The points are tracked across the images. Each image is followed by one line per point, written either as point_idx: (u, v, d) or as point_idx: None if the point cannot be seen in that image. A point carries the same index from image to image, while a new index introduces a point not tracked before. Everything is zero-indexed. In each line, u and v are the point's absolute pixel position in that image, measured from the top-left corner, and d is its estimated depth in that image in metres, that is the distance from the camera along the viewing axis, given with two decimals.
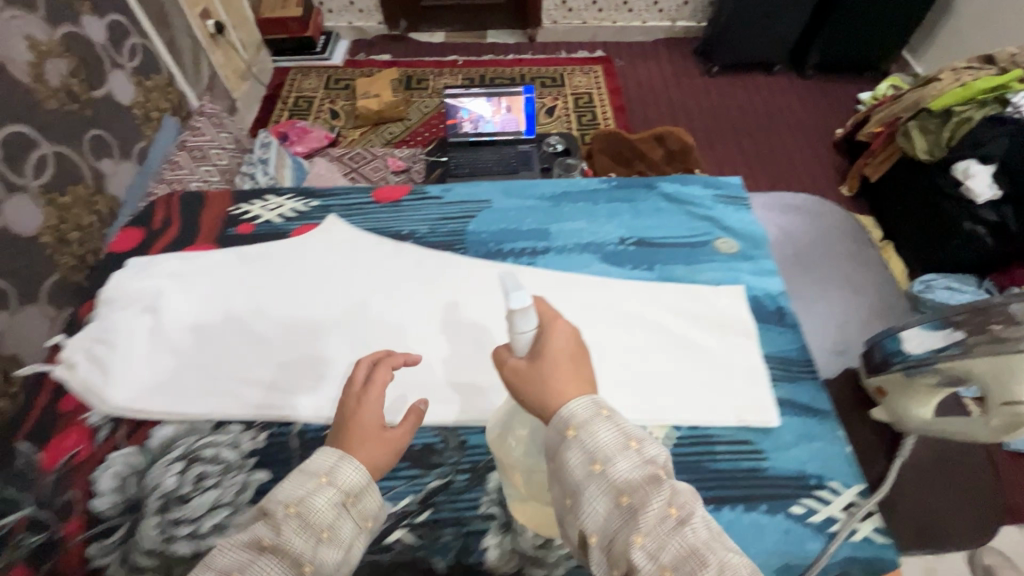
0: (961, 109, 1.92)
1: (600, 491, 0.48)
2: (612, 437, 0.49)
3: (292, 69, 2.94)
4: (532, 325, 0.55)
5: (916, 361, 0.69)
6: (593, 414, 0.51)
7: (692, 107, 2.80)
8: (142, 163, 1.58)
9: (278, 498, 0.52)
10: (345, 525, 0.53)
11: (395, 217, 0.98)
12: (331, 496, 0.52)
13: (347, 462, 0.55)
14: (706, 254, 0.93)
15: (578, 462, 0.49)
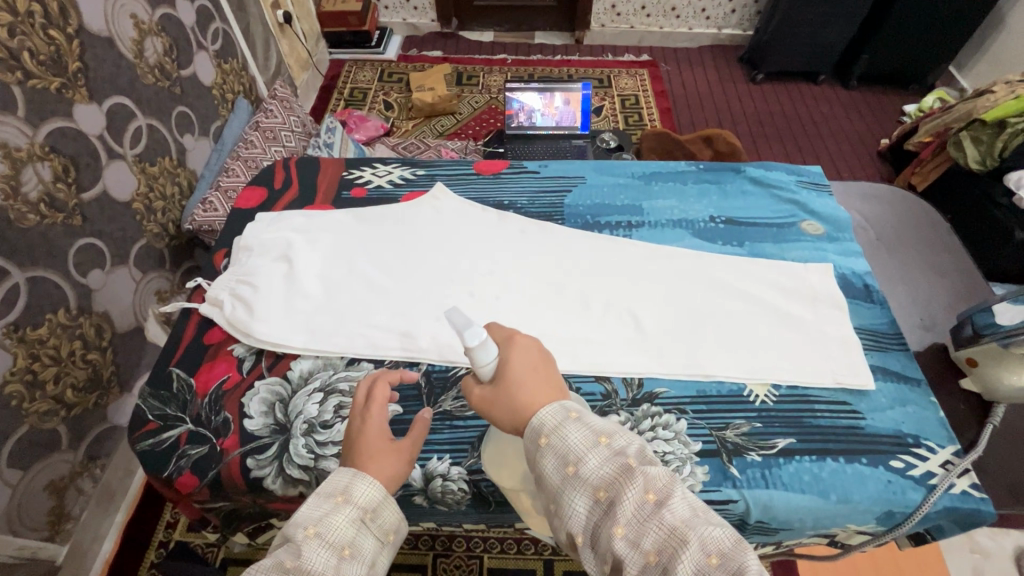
0: (1016, 121, 1.94)
1: (577, 493, 0.51)
2: (580, 437, 0.53)
3: (348, 61, 3.05)
4: (491, 355, 0.58)
5: (1009, 330, 0.74)
6: (562, 418, 0.54)
7: (737, 112, 2.85)
8: (217, 142, 1.65)
9: (296, 521, 0.56)
10: (365, 540, 0.58)
11: (497, 188, 1.05)
12: (348, 514, 0.58)
13: (358, 479, 0.61)
14: (793, 234, 0.98)
15: (553, 468, 0.52)
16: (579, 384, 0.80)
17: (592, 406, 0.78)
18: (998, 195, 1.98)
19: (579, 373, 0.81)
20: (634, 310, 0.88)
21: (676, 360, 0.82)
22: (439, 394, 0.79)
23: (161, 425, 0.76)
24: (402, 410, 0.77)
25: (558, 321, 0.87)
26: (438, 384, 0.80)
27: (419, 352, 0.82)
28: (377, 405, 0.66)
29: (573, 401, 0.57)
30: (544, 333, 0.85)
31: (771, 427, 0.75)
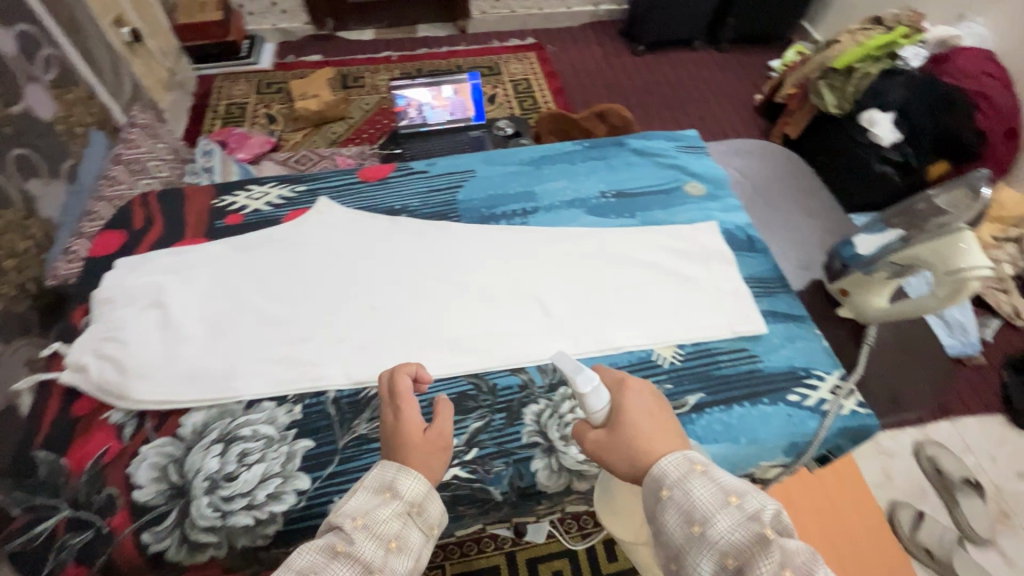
0: (862, 65, 2.21)
1: (703, 556, 0.45)
2: (709, 493, 0.47)
3: (218, 76, 2.83)
4: (603, 400, 0.57)
5: (870, 259, 0.82)
6: (686, 471, 0.50)
7: (624, 85, 2.95)
8: (74, 181, 1.46)
9: (346, 512, 0.54)
10: (412, 534, 0.55)
11: (386, 193, 1.01)
12: (395, 508, 0.55)
13: (405, 474, 0.57)
14: (680, 198, 1.03)
15: (677, 525, 0.48)
16: (495, 381, 0.79)
17: (511, 399, 0.77)
18: (856, 134, 2.17)
19: (494, 369, 0.80)
20: (540, 296, 0.88)
21: (587, 338, 0.83)
22: (351, 419, 0.75)
23: (30, 518, 0.67)
24: (314, 445, 0.72)
25: (467, 320, 0.85)
26: (349, 410, 0.76)
27: (324, 380, 0.77)
28: (404, 397, 0.63)
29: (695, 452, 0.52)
30: (454, 334, 0.83)
31: (681, 387, 0.78)
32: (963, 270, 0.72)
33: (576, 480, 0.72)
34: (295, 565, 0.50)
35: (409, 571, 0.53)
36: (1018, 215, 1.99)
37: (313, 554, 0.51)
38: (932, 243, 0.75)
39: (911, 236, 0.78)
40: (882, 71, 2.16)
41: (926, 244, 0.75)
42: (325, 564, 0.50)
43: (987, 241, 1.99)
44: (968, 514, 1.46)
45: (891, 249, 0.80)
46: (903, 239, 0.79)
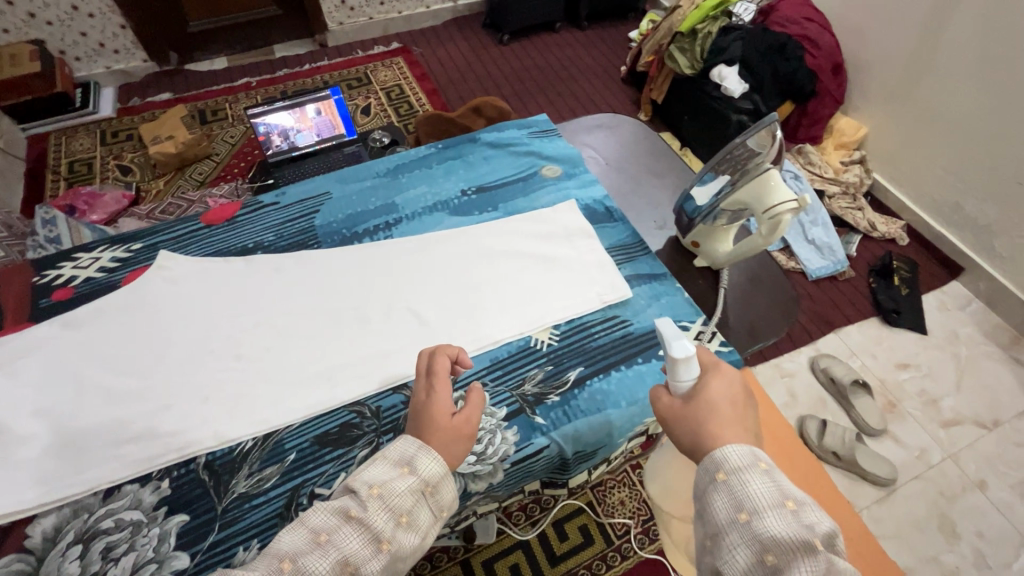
0: (703, 26, 2.35)
1: (741, 543, 0.45)
2: (768, 491, 0.47)
3: (52, 133, 2.54)
4: (692, 372, 0.57)
5: (705, 210, 0.87)
6: (750, 464, 0.49)
7: (496, 76, 2.97)
8: None
9: (364, 478, 0.56)
10: (423, 513, 0.57)
11: (236, 233, 0.95)
12: (411, 483, 0.57)
13: (425, 451, 0.59)
14: (539, 183, 1.05)
15: (724, 509, 0.47)
16: (378, 404, 0.77)
17: (396, 418, 0.75)
18: (709, 89, 2.31)
19: (376, 392, 0.78)
20: (414, 308, 0.86)
21: (465, 340, 0.82)
22: (229, 480, 0.70)
23: None
24: (189, 518, 0.67)
25: (342, 348, 0.82)
26: (224, 470, 0.70)
27: (191, 447, 0.71)
28: (439, 377, 0.65)
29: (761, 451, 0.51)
30: (330, 365, 0.80)
31: (562, 365, 0.81)
32: (775, 209, 0.80)
33: (471, 483, 0.71)
34: (311, 521, 0.54)
35: (414, 548, 0.55)
36: (857, 139, 2.23)
37: (326, 514, 0.54)
38: (751, 185, 0.82)
39: (734, 181, 0.84)
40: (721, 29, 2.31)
41: (748, 185, 0.82)
42: (339, 527, 0.53)
43: (837, 166, 2.23)
44: (862, 412, 1.63)
45: (721, 196, 0.85)
46: (729, 185, 0.85)
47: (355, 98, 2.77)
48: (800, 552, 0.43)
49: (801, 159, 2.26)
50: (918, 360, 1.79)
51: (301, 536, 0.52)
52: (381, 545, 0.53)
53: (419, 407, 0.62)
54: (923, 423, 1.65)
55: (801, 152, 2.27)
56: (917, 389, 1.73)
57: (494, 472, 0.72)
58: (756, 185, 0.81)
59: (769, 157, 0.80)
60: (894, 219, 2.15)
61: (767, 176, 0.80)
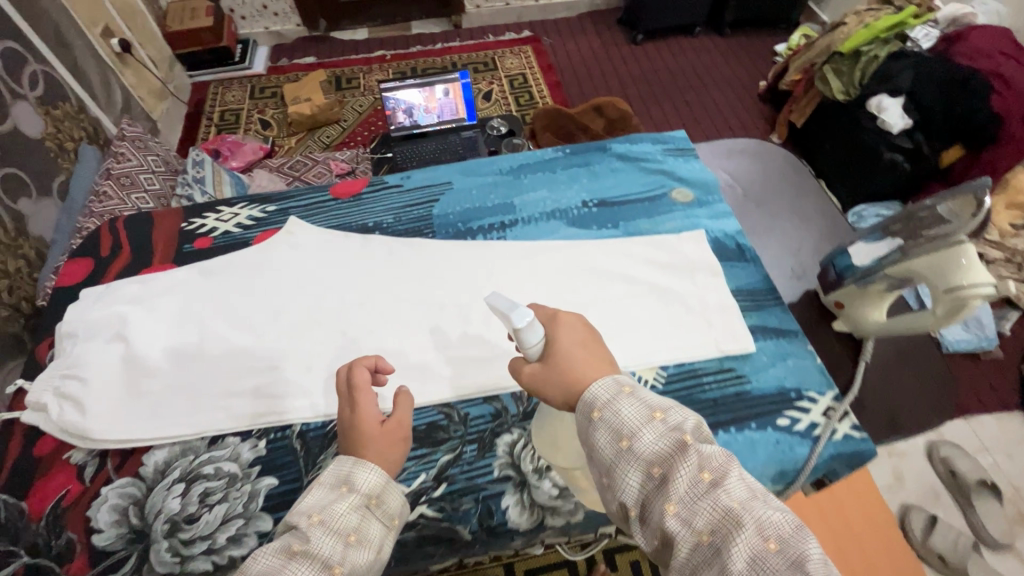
0: (868, 49, 2.10)
1: (630, 469, 0.47)
2: (635, 411, 0.49)
3: (212, 82, 2.82)
4: (538, 335, 0.56)
5: (865, 270, 0.78)
6: (615, 392, 0.51)
7: (623, 76, 2.87)
8: (65, 199, 1.75)
9: (300, 511, 0.54)
10: (372, 526, 0.55)
11: (359, 210, 0.97)
12: (351, 501, 0.55)
13: (359, 468, 0.57)
14: (665, 206, 0.98)
15: (607, 443, 0.49)
16: (468, 410, 0.76)
17: (483, 430, 0.74)
18: (864, 119, 2.09)
19: (467, 398, 0.77)
20: None
21: None
22: (317, 455, 0.72)
23: None
24: (278, 482, 0.70)
25: (441, 345, 0.82)
26: (315, 443, 0.73)
27: (289, 414, 0.75)
28: (361, 389, 0.63)
29: (620, 376, 0.53)
30: (427, 360, 0.80)
31: None
32: (961, 289, 0.68)
33: (549, 517, 0.68)
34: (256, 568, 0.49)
35: (368, 563, 0.53)
36: None
37: (266, 560, 0.50)
38: (929, 258, 0.71)
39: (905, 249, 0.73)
40: (890, 54, 2.05)
41: (926, 256, 0.70)
42: (283, 565, 0.49)
43: (1004, 229, 1.91)
44: (985, 518, 1.40)
45: (886, 262, 0.75)
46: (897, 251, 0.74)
47: (478, 82, 2.81)
48: (683, 457, 0.46)
49: None
50: None
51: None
52: (332, 571, 0.50)
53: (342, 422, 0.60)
54: None
55: None
56: None
57: (574, 511, 0.68)
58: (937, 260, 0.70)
59: (964, 230, 0.67)
60: None
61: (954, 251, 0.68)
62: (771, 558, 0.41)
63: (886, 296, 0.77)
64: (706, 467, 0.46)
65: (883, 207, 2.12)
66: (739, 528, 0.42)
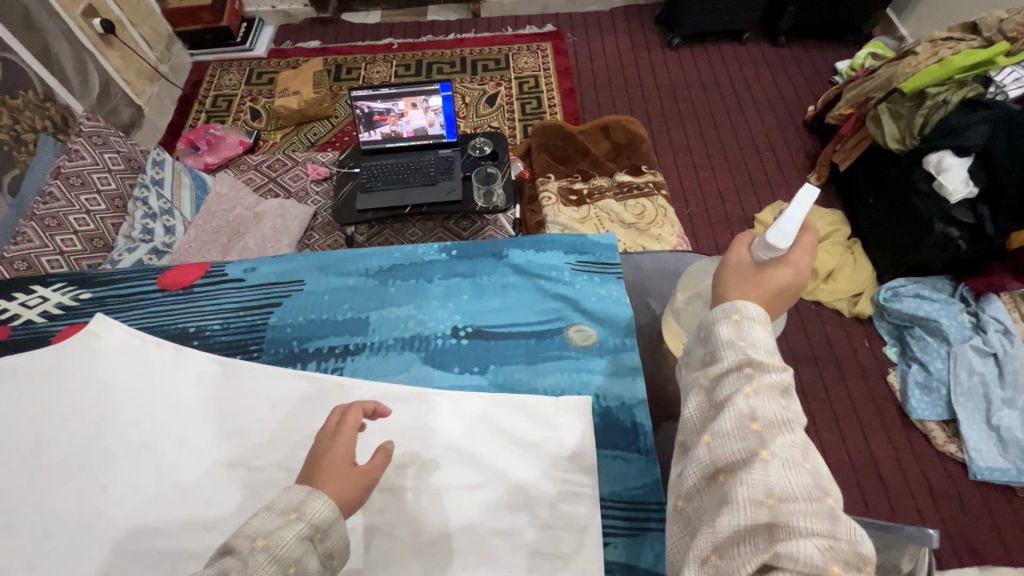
0: (936, 91, 1.69)
1: (730, 353, 0.51)
2: (766, 335, 0.52)
3: (212, 63, 2.71)
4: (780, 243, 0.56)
5: None
6: (760, 317, 0.53)
7: (649, 86, 2.52)
8: (14, 195, 1.62)
9: (245, 532, 0.49)
10: (311, 562, 0.50)
11: (183, 310, 0.81)
12: (299, 531, 0.50)
13: (314, 497, 0.52)
14: (554, 348, 0.76)
15: (727, 332, 0.53)
16: None
17: None
18: (917, 178, 1.71)
19: None
20: None
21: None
22: None
23: None
24: None
25: (208, 524, 0.64)
26: None
27: None
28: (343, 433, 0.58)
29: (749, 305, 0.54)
30: (185, 546, 0.63)
31: None
32: None
33: None
34: None
35: None
36: None
37: None
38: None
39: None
40: (963, 102, 1.63)
41: None
42: None
43: None
44: None
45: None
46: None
47: (485, 83, 2.55)
48: (776, 374, 0.50)
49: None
50: None
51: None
52: None
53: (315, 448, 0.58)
54: None
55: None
56: None
57: None
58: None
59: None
60: None
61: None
62: (802, 472, 0.45)
63: None
64: (785, 396, 0.50)
65: (927, 286, 1.76)
66: (788, 434, 0.46)
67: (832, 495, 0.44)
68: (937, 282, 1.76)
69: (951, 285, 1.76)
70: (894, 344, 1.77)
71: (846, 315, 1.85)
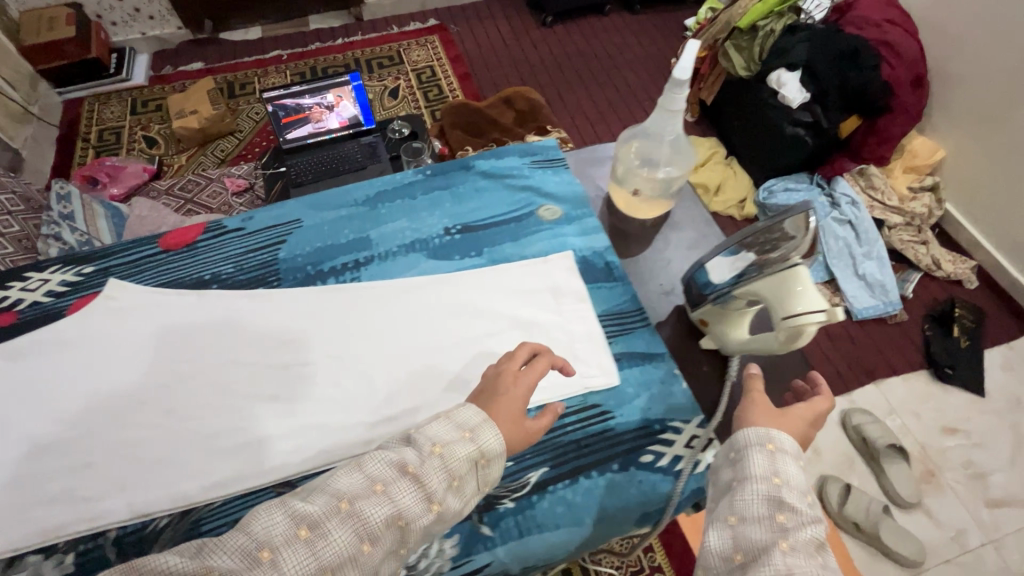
0: (765, 23, 2.11)
1: (758, 483, 0.58)
2: (785, 468, 0.59)
3: (86, 98, 2.55)
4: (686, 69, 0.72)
5: (722, 289, 0.72)
6: (792, 454, 0.60)
7: (535, 61, 2.77)
8: None
9: (426, 435, 0.59)
10: (471, 482, 0.59)
11: (194, 261, 0.87)
12: (470, 451, 0.59)
13: (488, 426, 0.61)
14: (532, 225, 0.92)
15: (761, 462, 0.59)
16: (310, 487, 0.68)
17: None
18: (766, 95, 2.08)
19: (309, 472, 0.69)
20: (367, 371, 0.77)
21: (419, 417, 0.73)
22: None
23: None
24: None
25: (282, 414, 0.73)
26: (132, 551, 0.64)
27: (103, 517, 0.65)
28: (525, 383, 0.66)
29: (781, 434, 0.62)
30: (267, 434, 0.71)
31: (524, 463, 0.69)
32: (795, 317, 0.64)
33: None
34: (368, 469, 0.55)
35: (455, 511, 0.58)
36: (931, 163, 2.08)
37: (384, 460, 0.57)
38: (774, 278, 0.65)
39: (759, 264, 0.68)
40: (785, 28, 2.06)
41: (770, 279, 0.65)
42: (395, 478, 0.55)
43: (903, 192, 2.07)
44: (894, 480, 1.59)
45: (742, 280, 0.69)
46: (752, 266, 0.68)
47: (384, 79, 2.66)
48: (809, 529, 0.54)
49: (861, 183, 2.09)
50: (969, 426, 1.74)
51: (362, 478, 0.54)
52: (431, 506, 0.55)
53: (495, 388, 0.66)
54: (963, 498, 1.63)
55: (863, 173, 2.09)
56: (963, 458, 1.69)
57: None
58: (779, 278, 0.65)
59: (798, 249, 0.65)
60: (964, 257, 2.05)
61: (793, 270, 0.65)
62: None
63: (742, 311, 0.73)
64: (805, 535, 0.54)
65: (792, 181, 2.15)
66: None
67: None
68: (798, 176, 2.16)
69: (808, 177, 2.17)
70: None
71: (738, 218, 2.21)
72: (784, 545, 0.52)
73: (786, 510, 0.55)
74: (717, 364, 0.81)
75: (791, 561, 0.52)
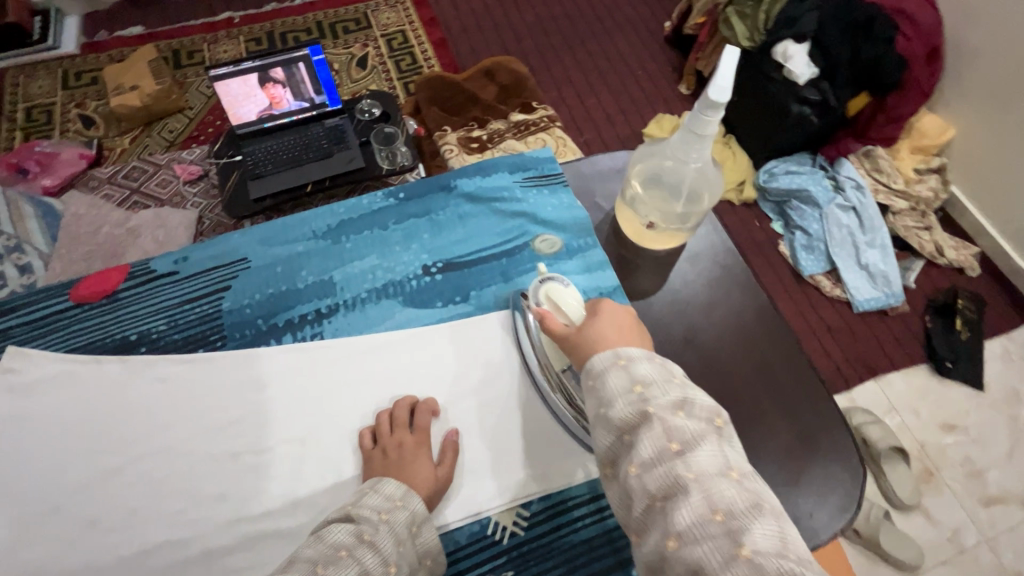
0: None
1: (603, 432, 0.49)
2: (619, 381, 0.50)
3: (10, 69, 2.24)
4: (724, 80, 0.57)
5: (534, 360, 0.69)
6: (611, 363, 0.52)
7: (517, 25, 2.52)
8: None
9: (367, 506, 0.55)
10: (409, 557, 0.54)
11: (115, 318, 0.71)
12: (406, 512, 0.56)
13: (415, 494, 0.58)
14: (526, 261, 0.78)
15: (589, 407, 0.51)
16: None
17: None
18: (770, 69, 1.83)
19: None
20: (336, 457, 0.64)
21: None
22: None
23: None
24: None
25: (230, 521, 0.60)
26: None
27: None
28: (419, 434, 0.63)
29: (627, 348, 0.54)
30: (213, 547, 0.59)
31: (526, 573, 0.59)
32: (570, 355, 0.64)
33: None
34: (330, 537, 0.52)
35: None
36: (940, 144, 1.88)
37: (339, 534, 0.53)
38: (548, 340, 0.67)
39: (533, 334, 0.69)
40: None
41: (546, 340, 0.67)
42: (354, 546, 0.51)
43: (910, 174, 1.89)
44: (895, 484, 1.49)
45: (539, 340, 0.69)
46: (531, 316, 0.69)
47: (351, 46, 2.39)
48: (680, 422, 0.46)
49: (866, 164, 1.90)
50: (967, 422, 1.64)
51: (324, 549, 0.51)
52: (389, 569, 0.51)
53: (383, 454, 0.61)
54: (961, 497, 1.53)
55: (868, 155, 1.90)
56: (961, 455, 1.59)
57: None
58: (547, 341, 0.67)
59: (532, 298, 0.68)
60: (967, 242, 1.88)
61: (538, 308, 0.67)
62: (711, 527, 0.41)
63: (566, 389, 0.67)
64: (678, 439, 0.45)
65: (793, 162, 1.96)
66: (686, 500, 0.42)
67: (745, 544, 0.39)
68: (800, 156, 1.98)
69: (810, 158, 1.98)
70: (779, 218, 1.97)
71: (738, 203, 2.02)
72: (634, 470, 0.46)
73: (631, 429, 0.47)
74: (747, 435, 0.69)
75: (647, 479, 0.45)
